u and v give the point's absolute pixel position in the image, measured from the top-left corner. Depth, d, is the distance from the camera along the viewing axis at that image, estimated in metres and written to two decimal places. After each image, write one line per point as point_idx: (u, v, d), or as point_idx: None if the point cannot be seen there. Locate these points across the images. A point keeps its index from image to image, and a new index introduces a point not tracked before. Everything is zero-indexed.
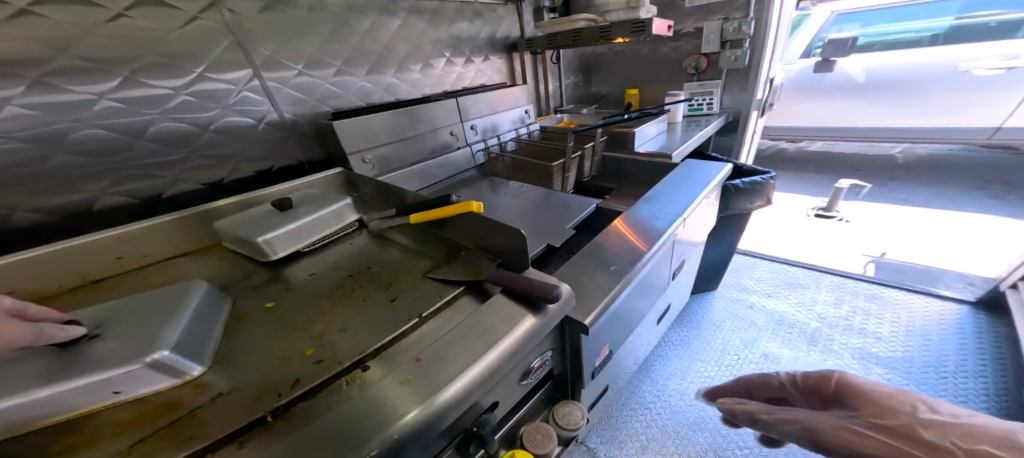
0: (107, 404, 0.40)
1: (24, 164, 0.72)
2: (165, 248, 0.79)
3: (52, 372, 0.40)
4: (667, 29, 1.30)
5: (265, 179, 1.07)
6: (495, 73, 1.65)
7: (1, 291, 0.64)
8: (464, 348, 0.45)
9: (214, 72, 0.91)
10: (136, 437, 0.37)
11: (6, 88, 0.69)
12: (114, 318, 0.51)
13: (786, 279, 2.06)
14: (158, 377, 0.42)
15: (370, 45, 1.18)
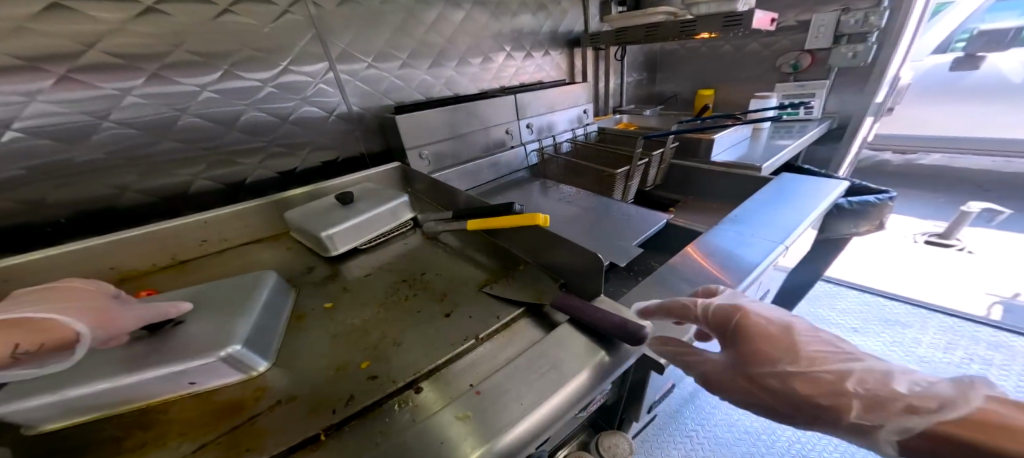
0: (186, 394, 0.43)
1: (137, 149, 0.80)
2: (242, 233, 0.84)
3: (142, 357, 0.43)
4: (770, 23, 1.14)
5: (330, 170, 1.10)
6: (554, 69, 1.58)
7: (110, 265, 0.71)
8: (525, 385, 0.41)
9: (297, 65, 0.95)
10: (200, 439, 0.38)
11: (130, 80, 0.75)
12: (197, 303, 0.54)
13: (880, 316, 1.77)
14: (229, 371, 0.43)
15: (434, 38, 1.17)
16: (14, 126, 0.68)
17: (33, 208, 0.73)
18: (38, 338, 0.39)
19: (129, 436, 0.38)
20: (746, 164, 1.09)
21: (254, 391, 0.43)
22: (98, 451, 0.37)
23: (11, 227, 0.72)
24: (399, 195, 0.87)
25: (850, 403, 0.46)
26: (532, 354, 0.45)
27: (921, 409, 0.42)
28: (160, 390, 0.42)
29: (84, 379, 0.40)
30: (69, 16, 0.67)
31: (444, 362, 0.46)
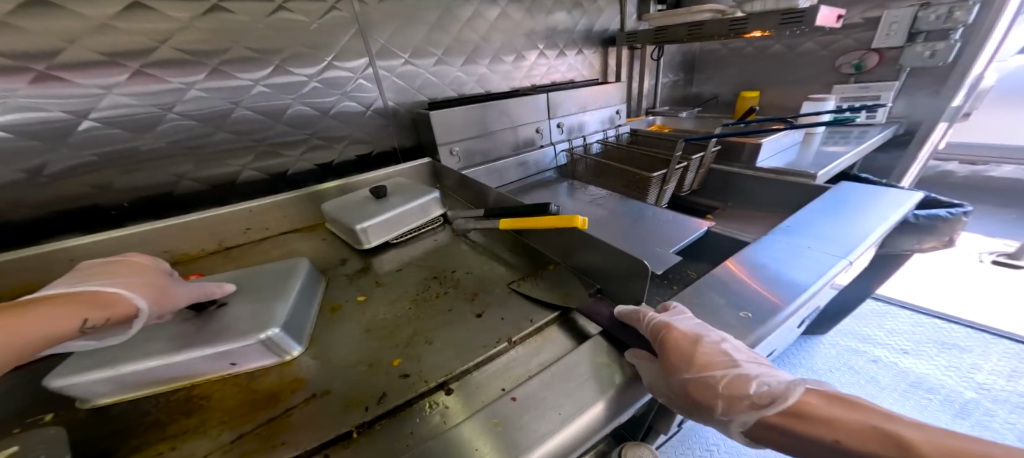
0: (227, 375, 0.45)
1: (195, 140, 0.84)
2: (283, 222, 0.88)
3: (190, 335, 0.45)
4: (836, 20, 1.05)
5: (365, 163, 1.13)
6: (586, 69, 1.54)
7: (164, 249, 0.76)
8: (555, 397, 0.41)
9: (340, 61, 0.97)
10: (238, 428, 0.40)
11: (193, 75, 0.80)
12: (239, 284, 0.56)
13: (935, 338, 1.63)
14: (268, 355, 0.46)
15: (468, 35, 1.17)
16: (93, 116, 0.73)
17: (103, 192, 0.79)
18: (102, 312, 0.41)
19: (175, 420, 0.40)
20: (799, 172, 1.00)
21: (291, 381, 0.45)
22: (146, 433, 0.39)
23: (84, 209, 0.78)
24: (430, 191, 0.87)
25: (726, 403, 0.44)
26: (562, 366, 0.45)
27: (756, 400, 0.43)
28: (201, 370, 0.44)
29: (132, 358, 0.42)
30: (147, 14, 0.72)
31: (474, 365, 0.47)
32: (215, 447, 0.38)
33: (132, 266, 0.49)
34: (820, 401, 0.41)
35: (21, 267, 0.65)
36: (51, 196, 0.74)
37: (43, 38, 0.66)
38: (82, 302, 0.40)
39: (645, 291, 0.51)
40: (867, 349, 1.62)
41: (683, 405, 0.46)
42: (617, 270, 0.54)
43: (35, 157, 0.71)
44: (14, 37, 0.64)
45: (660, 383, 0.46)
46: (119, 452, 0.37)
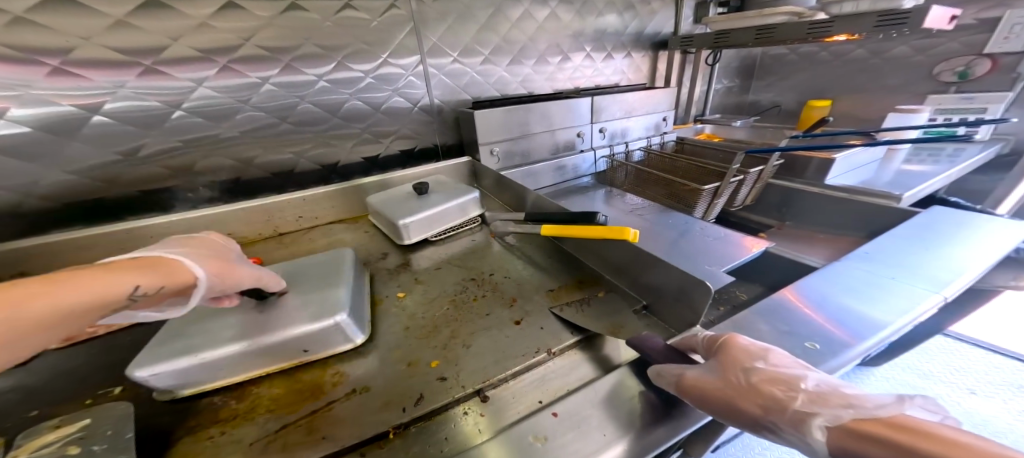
0: (299, 362, 0.47)
1: (265, 130, 0.90)
2: (330, 213, 0.92)
3: (247, 324, 0.46)
4: (947, 21, 0.92)
5: (408, 158, 1.14)
6: (634, 73, 1.48)
7: (227, 232, 0.82)
8: (599, 427, 0.39)
9: (394, 58, 0.99)
10: (283, 419, 0.40)
11: (268, 69, 0.85)
12: (294, 278, 0.57)
13: (1012, 381, 1.34)
14: (338, 337, 0.48)
15: (516, 35, 1.15)
16: (183, 106, 0.80)
17: (185, 174, 0.85)
18: (169, 280, 0.40)
19: (226, 405, 0.42)
20: (883, 192, 0.86)
21: (333, 373, 0.46)
22: (201, 415, 0.41)
23: (166, 190, 0.85)
24: (470, 190, 0.86)
25: (808, 401, 0.36)
26: (604, 389, 0.43)
27: (855, 401, 0.34)
28: (265, 361, 0.45)
29: (212, 344, 0.43)
30: (233, 14, 0.78)
31: (511, 375, 0.45)
32: (260, 435, 0.38)
33: (191, 247, 0.50)
34: (946, 427, 0.31)
35: (112, 240, 0.73)
36: (139, 177, 0.81)
37: (152, 36, 0.73)
38: (149, 261, 0.41)
39: (707, 308, 0.46)
40: (924, 387, 1.38)
41: (749, 403, 0.39)
42: (672, 290, 0.50)
43: (131, 140, 0.78)
44: (125, 35, 0.71)
45: (726, 368, 0.41)
46: (174, 433, 0.39)
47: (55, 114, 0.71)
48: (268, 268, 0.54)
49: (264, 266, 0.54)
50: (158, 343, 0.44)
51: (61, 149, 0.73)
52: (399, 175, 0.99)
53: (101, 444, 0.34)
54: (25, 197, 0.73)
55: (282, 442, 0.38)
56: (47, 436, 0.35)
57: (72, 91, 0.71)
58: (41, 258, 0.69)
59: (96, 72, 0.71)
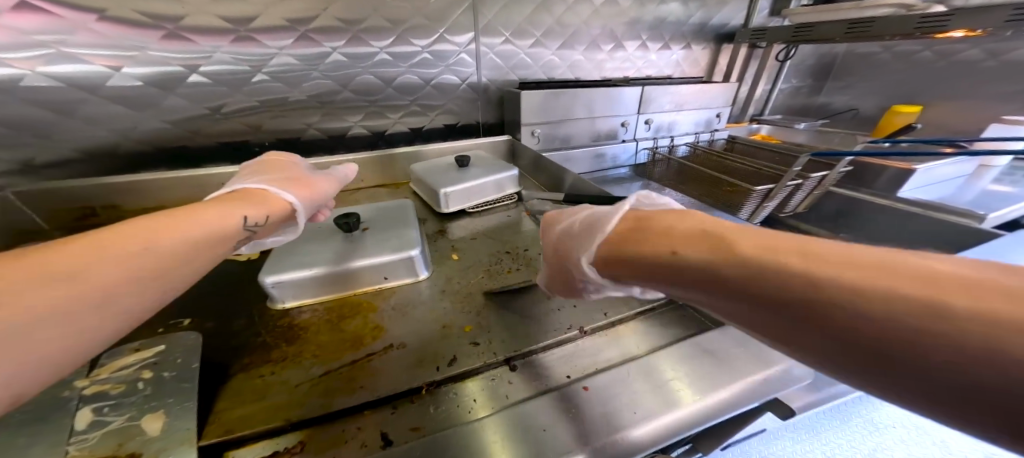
0: (380, 287, 0.56)
1: (329, 97, 0.95)
2: (375, 176, 0.96)
3: (340, 250, 0.55)
4: None
5: (449, 133, 1.17)
6: (689, 66, 1.41)
7: None
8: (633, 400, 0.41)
9: (449, 34, 1.00)
10: (326, 365, 0.43)
11: (335, 40, 0.89)
12: (371, 218, 0.64)
13: None
14: (408, 269, 0.57)
15: (570, 19, 1.13)
16: (264, 70, 0.85)
17: (254, 131, 0.92)
18: (272, 211, 0.45)
19: (277, 347, 0.45)
20: (963, 210, 0.79)
21: (374, 327, 0.49)
22: (253, 354, 0.44)
23: (237, 144, 0.92)
24: (510, 168, 0.87)
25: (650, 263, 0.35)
26: (637, 372, 0.44)
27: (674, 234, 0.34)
28: (351, 285, 0.54)
29: (313, 263, 0.52)
30: None
31: (541, 347, 0.47)
32: (306, 378, 0.41)
33: (268, 169, 0.57)
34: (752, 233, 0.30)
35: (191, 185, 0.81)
36: (217, 130, 0.88)
37: (248, 6, 0.79)
38: (241, 197, 0.44)
39: None
40: None
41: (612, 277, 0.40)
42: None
43: (215, 98, 0.84)
44: (228, 5, 0.77)
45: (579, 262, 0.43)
46: (230, 367, 0.43)
47: (164, 73, 0.79)
48: (332, 184, 0.61)
49: (329, 181, 0.61)
50: (277, 257, 0.54)
51: (160, 102, 0.81)
52: (430, 148, 1.00)
53: (169, 371, 0.38)
54: (122, 139, 0.82)
55: (328, 388, 0.40)
56: (128, 358, 0.39)
57: (176, 53, 0.78)
58: (130, 194, 0.77)
59: (203, 38, 0.78)
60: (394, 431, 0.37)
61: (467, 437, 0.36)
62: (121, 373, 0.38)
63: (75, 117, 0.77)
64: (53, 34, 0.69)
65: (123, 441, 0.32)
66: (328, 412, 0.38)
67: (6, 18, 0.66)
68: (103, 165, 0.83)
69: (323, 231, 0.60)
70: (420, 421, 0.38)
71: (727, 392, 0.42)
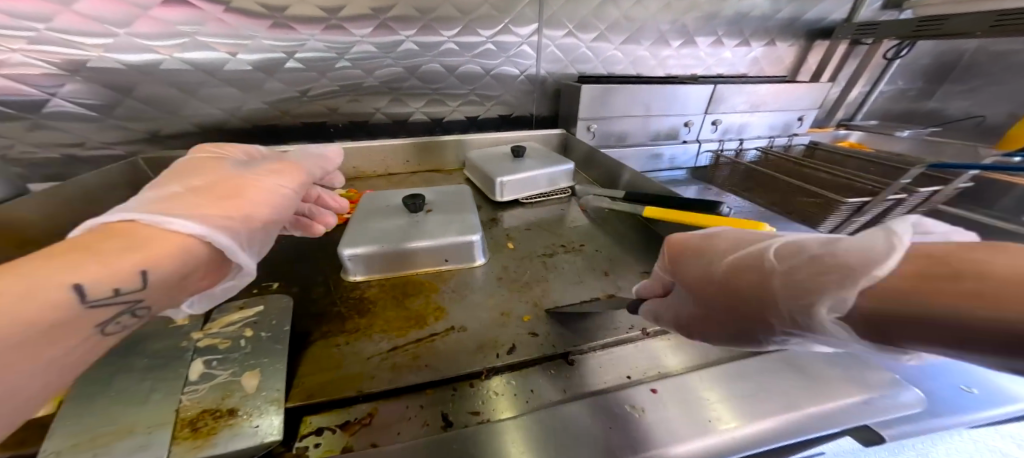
0: (440, 269, 0.57)
1: (397, 83, 0.99)
2: (434, 161, 0.99)
3: (406, 229, 0.58)
4: None
5: (503, 124, 1.17)
6: (769, 65, 1.30)
7: (352, 166, 0.93)
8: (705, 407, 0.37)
9: (514, 25, 1.00)
10: (394, 340, 0.45)
11: (407, 30, 0.92)
12: (433, 202, 0.66)
13: None
14: (469, 253, 0.58)
15: (637, 12, 1.08)
16: (347, 57, 0.91)
17: (330, 113, 0.98)
18: (152, 257, 0.30)
19: (351, 318, 0.48)
20: None
21: (435, 308, 0.50)
22: (330, 323, 0.47)
23: (314, 124, 0.98)
24: (566, 162, 0.85)
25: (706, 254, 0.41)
26: (708, 378, 0.40)
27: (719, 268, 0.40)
28: (417, 264, 0.56)
29: (384, 240, 0.55)
30: None
31: (601, 345, 0.46)
32: (377, 351, 0.44)
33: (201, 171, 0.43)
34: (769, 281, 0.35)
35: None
36: (304, 111, 0.95)
37: None
38: (104, 240, 0.30)
39: None
40: None
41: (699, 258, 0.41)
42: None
43: (306, 83, 0.91)
44: None
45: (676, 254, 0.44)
46: (313, 334, 0.46)
47: (270, 59, 0.86)
48: (284, 175, 0.46)
49: (279, 174, 0.45)
50: (351, 231, 0.57)
51: (262, 85, 0.89)
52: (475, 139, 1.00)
53: (265, 331, 0.44)
54: (231, 116, 0.90)
55: (396, 362, 0.42)
56: (234, 314, 0.46)
57: (282, 42, 0.85)
58: None
59: (303, 26, 0.84)
60: (454, 413, 0.38)
61: (528, 428, 0.34)
62: (228, 329, 0.44)
63: (197, 96, 0.86)
64: (189, 24, 0.78)
65: (226, 395, 0.36)
66: (398, 388, 0.39)
67: (157, 11, 0.75)
68: (209, 139, 0.92)
69: (388, 210, 0.63)
70: (480, 404, 0.39)
71: (820, 410, 0.37)
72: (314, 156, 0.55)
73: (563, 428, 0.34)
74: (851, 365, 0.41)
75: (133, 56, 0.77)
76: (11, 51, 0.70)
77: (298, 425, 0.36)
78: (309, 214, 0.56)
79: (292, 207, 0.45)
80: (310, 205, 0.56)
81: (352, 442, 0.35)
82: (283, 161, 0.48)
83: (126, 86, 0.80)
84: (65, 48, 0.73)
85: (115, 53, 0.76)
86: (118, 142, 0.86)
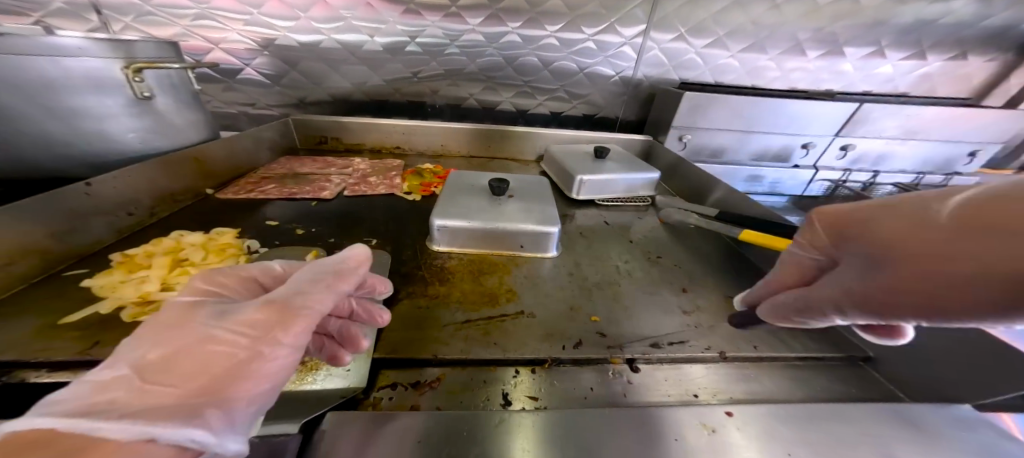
0: (515, 253, 0.60)
1: (494, 72, 1.03)
2: (517, 150, 1.02)
3: (492, 210, 0.61)
4: None
5: (586, 123, 1.15)
6: (945, 84, 1.10)
7: (443, 144, 1.00)
8: (785, 437, 0.34)
9: (621, 25, 0.98)
10: (468, 313, 0.48)
11: (513, 22, 0.95)
12: (516, 188, 0.69)
13: None
14: (544, 243, 0.60)
15: (767, 18, 0.99)
16: (458, 44, 0.97)
17: (433, 95, 1.06)
18: None
19: (432, 283, 0.53)
20: None
21: (506, 290, 0.53)
22: (415, 285, 0.52)
23: (417, 104, 1.07)
24: (650, 170, 0.81)
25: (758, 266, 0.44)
26: (791, 414, 0.36)
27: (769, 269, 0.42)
28: (493, 244, 0.60)
29: (471, 216, 0.59)
30: None
31: (670, 359, 0.44)
32: (453, 319, 0.47)
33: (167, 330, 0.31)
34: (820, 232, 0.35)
35: (384, 133, 0.98)
36: (414, 92, 1.05)
37: None
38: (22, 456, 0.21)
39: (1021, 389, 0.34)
40: None
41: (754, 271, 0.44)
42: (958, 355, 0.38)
43: (417, 65, 1.00)
44: None
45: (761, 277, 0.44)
46: (399, 292, 0.51)
47: (397, 42, 0.96)
48: (268, 330, 0.32)
49: (261, 329, 0.32)
50: (443, 204, 0.61)
51: (384, 65, 0.99)
52: (555, 135, 1.00)
53: None
54: (357, 91, 1.03)
55: (469, 331, 0.45)
56: None
57: (410, 28, 0.94)
58: (344, 132, 0.97)
59: (430, 13, 0.92)
60: (515, 394, 0.39)
61: (591, 422, 0.35)
62: None
63: (337, 72, 0.99)
64: (348, 9, 0.90)
65: None
66: (467, 358, 0.42)
67: None
68: (335, 108, 1.05)
69: (474, 190, 0.67)
70: (541, 389, 0.40)
71: None
72: (317, 280, 0.36)
73: (626, 430, 0.34)
74: (982, 434, 0.34)
75: (306, 38, 0.93)
76: (232, 30, 0.89)
77: (377, 375, 0.40)
78: (337, 333, 0.40)
79: (286, 369, 0.33)
80: (340, 321, 0.40)
81: (419, 401, 0.38)
82: (266, 304, 0.34)
83: (294, 60, 0.96)
84: (266, 30, 0.91)
85: (294, 34, 0.92)
86: (274, 104, 1.02)
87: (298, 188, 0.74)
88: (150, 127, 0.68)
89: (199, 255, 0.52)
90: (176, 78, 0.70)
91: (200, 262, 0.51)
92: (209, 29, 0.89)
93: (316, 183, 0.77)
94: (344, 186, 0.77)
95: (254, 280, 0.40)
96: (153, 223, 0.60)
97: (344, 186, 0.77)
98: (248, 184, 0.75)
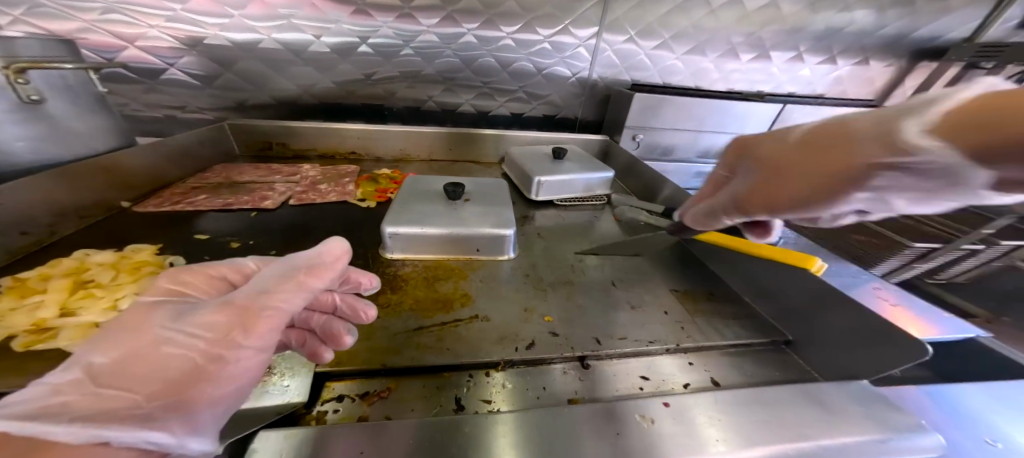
0: (471, 257, 0.59)
1: (452, 73, 1.01)
2: (477, 153, 1.01)
3: (449, 215, 0.59)
4: None
5: (546, 124, 1.16)
6: (857, 86, 1.23)
7: (400, 148, 0.97)
8: (713, 425, 0.36)
9: (574, 27, 1.00)
10: (421, 321, 0.47)
11: (469, 23, 0.94)
12: (473, 192, 0.68)
13: None
14: (502, 245, 0.59)
15: (709, 23, 1.05)
16: (412, 45, 0.95)
17: (388, 97, 1.02)
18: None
19: (384, 292, 0.51)
20: None
21: (461, 295, 0.52)
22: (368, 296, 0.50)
23: (373, 108, 1.03)
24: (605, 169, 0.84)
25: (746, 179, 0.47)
26: (719, 400, 0.38)
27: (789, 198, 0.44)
28: (450, 249, 0.59)
29: (425, 222, 0.57)
30: None
31: (618, 354, 0.45)
32: (404, 328, 0.46)
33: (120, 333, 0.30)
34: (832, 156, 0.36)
35: (336, 137, 0.93)
36: (367, 94, 1.00)
37: None
38: None
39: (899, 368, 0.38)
40: None
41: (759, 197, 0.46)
42: (857, 338, 0.43)
43: (371, 66, 0.96)
44: None
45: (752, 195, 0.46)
46: None
47: (345, 42, 0.92)
48: (227, 332, 0.31)
49: (220, 331, 0.31)
50: (397, 210, 0.59)
51: (335, 66, 0.94)
52: (513, 135, 1.00)
53: None
54: (303, 93, 0.97)
55: (420, 341, 0.44)
56: None
57: (359, 28, 0.90)
58: (290, 137, 0.91)
59: (380, 12, 0.89)
60: (466, 399, 0.39)
61: (541, 418, 0.35)
62: None
63: (280, 72, 0.93)
64: (288, 8, 0.85)
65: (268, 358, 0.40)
66: (418, 365, 0.41)
67: None
68: (280, 111, 0.99)
69: (429, 195, 0.65)
70: (493, 391, 0.40)
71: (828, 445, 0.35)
72: (283, 278, 0.35)
73: (573, 426, 0.34)
74: (878, 404, 0.38)
75: (241, 36, 0.86)
76: (149, 26, 0.81)
77: (320, 390, 0.38)
78: (321, 329, 0.40)
79: (253, 371, 0.32)
80: (324, 317, 0.40)
81: (367, 412, 0.36)
82: (227, 306, 0.32)
83: (228, 60, 0.89)
84: (192, 27, 0.83)
85: (227, 32, 0.85)
86: (206, 108, 0.94)
87: (236, 198, 0.69)
88: (44, 135, 0.60)
89: (108, 276, 0.47)
90: (72, 79, 0.63)
91: (108, 284, 0.46)
92: (120, 24, 0.80)
93: (257, 192, 0.71)
94: (288, 194, 0.72)
95: (224, 280, 0.39)
96: (54, 243, 0.54)
97: (289, 195, 0.72)
98: (174, 195, 0.68)
